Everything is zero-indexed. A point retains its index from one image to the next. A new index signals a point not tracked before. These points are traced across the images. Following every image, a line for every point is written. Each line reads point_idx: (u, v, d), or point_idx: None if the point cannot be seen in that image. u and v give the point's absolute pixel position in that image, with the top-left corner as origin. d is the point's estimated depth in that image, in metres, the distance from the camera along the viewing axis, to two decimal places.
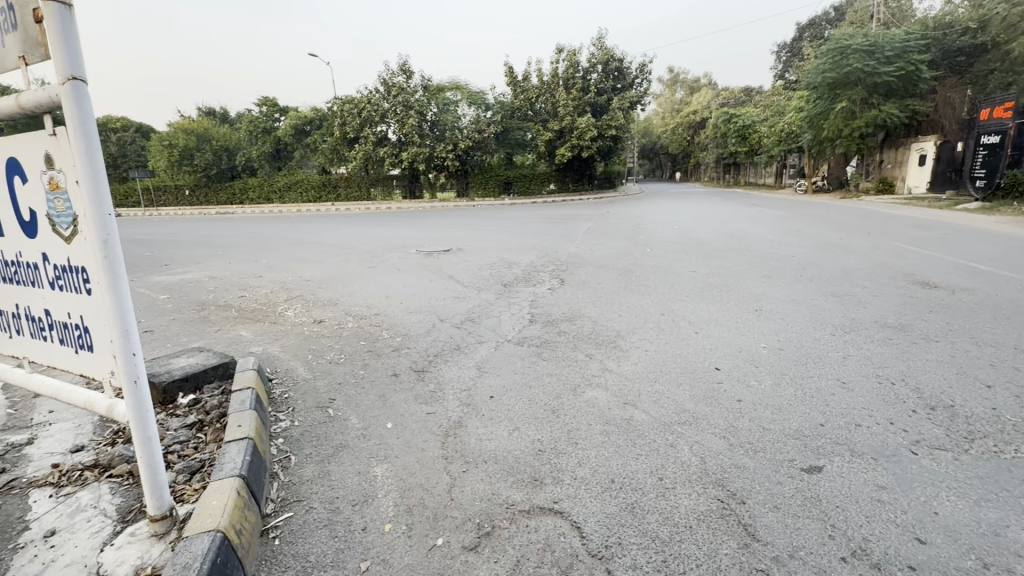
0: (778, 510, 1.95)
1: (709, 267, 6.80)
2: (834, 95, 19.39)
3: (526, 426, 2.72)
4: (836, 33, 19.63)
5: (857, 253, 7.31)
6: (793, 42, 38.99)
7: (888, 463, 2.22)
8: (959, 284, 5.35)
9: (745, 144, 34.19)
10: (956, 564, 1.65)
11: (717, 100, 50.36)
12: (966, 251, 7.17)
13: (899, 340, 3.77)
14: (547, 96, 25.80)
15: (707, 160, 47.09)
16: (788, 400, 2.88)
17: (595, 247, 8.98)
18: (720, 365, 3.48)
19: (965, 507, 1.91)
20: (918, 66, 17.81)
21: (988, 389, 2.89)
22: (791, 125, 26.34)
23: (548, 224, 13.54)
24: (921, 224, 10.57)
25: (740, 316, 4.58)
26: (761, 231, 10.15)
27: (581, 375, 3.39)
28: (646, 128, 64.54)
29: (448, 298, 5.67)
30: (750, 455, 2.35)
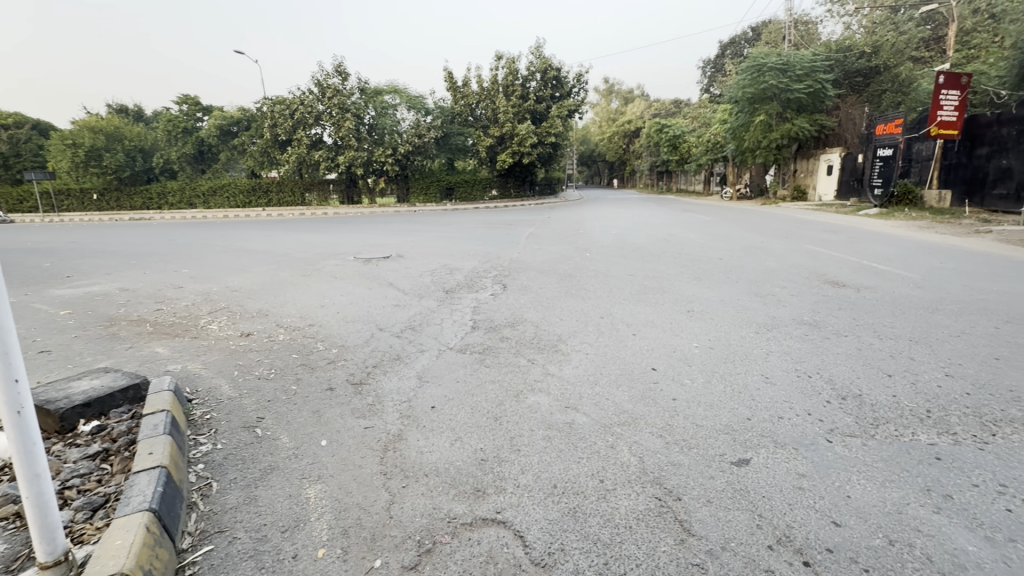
0: (711, 504, 2.04)
1: (645, 270, 7.07)
2: (753, 109, 20.88)
3: (469, 435, 2.68)
4: (753, 52, 21.19)
5: (776, 256, 7.89)
6: (716, 58, 41.57)
7: (807, 451, 2.38)
8: (863, 282, 5.89)
9: (675, 152, 36.04)
10: (868, 544, 1.78)
11: (650, 111, 52.74)
12: (868, 253, 7.93)
13: (814, 336, 4.07)
14: (487, 103, 25.99)
15: (642, 167, 49.12)
16: (718, 396, 3.03)
17: (536, 252, 9.09)
18: (656, 365, 3.60)
19: (874, 489, 2.07)
20: (823, 84, 19.58)
21: (890, 378, 3.18)
22: (717, 136, 28.12)
23: (490, 229, 13.57)
24: (830, 228, 11.57)
25: (674, 317, 4.79)
26: (692, 235, 10.70)
27: (523, 381, 3.38)
28: (584, 136, 66.42)
29: (388, 306, 5.51)
30: (684, 452, 2.43)
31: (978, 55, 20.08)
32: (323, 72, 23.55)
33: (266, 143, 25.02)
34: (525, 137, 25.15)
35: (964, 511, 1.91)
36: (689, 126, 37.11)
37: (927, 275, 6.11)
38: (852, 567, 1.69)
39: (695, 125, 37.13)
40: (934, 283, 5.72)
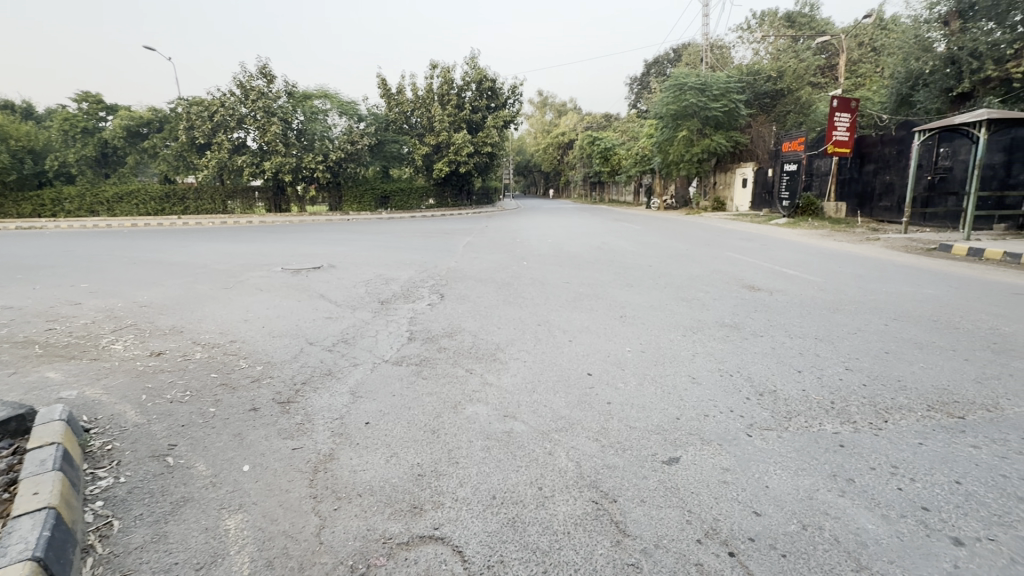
0: (645, 503, 2.10)
1: (579, 278, 7.26)
2: (676, 125, 22.23)
3: (405, 450, 2.60)
4: (676, 71, 22.61)
5: (699, 262, 8.39)
6: (643, 76, 43.83)
7: (729, 446, 2.53)
8: (775, 286, 6.41)
9: (607, 164, 37.52)
10: (783, 530, 1.91)
11: (582, 124, 54.56)
12: (779, 259, 8.64)
13: (734, 337, 4.35)
14: (422, 111, 25.78)
15: (577, 178, 50.66)
16: (650, 398, 3.15)
17: (474, 261, 9.08)
18: (591, 370, 3.69)
19: (788, 478, 2.24)
20: (737, 104, 21.24)
21: (800, 373, 3.47)
22: (644, 149, 29.60)
23: (427, 238, 13.39)
24: (746, 236, 12.50)
25: (608, 322, 4.95)
26: (624, 243, 11.16)
27: (461, 392, 3.34)
28: (520, 147, 67.51)
29: (318, 319, 5.26)
30: (619, 454, 2.50)
31: (864, 83, 22.62)
32: (245, 73, 22.29)
33: (181, 145, 23.27)
34: (461, 146, 25.19)
35: (864, 492, 2.11)
36: (618, 138, 38.79)
37: (828, 279, 6.75)
38: (771, 552, 1.80)
39: (625, 138, 38.83)
40: (835, 285, 6.33)
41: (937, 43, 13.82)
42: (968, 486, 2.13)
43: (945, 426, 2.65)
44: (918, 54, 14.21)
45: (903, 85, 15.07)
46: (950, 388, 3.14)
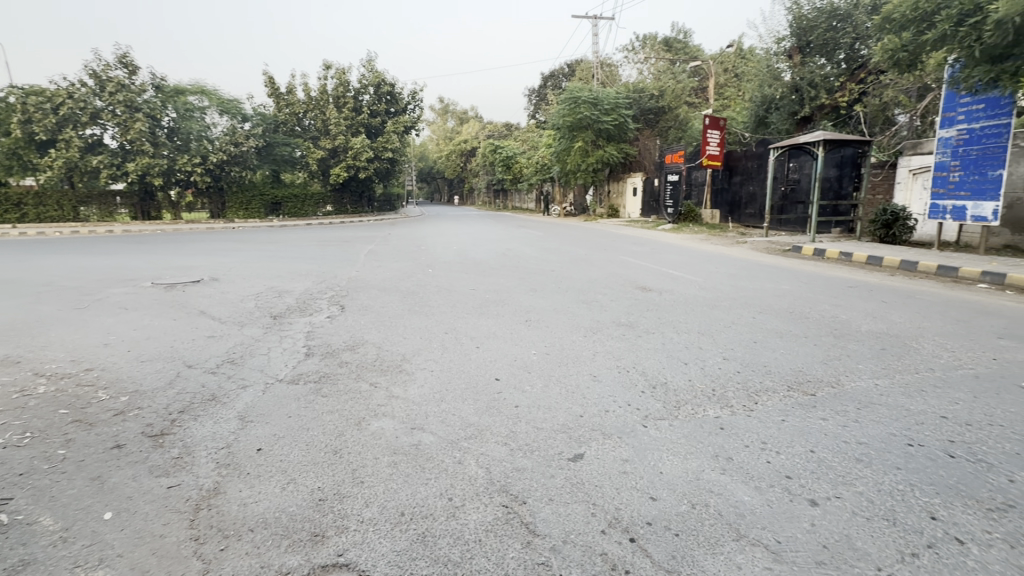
0: (552, 502, 2.16)
1: (485, 284, 7.33)
2: (572, 136, 23.42)
3: (303, 475, 2.42)
4: (570, 86, 23.87)
5: (598, 266, 8.87)
6: (540, 88, 45.52)
7: (628, 438, 2.70)
8: (663, 286, 6.99)
9: (509, 172, 38.42)
10: (676, 511, 2.07)
11: (484, 131, 55.35)
12: (666, 261, 9.44)
13: (630, 335, 4.66)
14: (316, 113, 24.52)
15: (480, 185, 51.26)
16: (555, 398, 3.26)
17: (376, 270, 8.76)
18: (499, 375, 3.74)
19: (678, 462, 2.44)
20: (625, 119, 22.92)
21: (686, 365, 3.81)
22: (543, 158, 30.79)
23: (324, 247, 12.66)
24: (638, 241, 13.50)
25: (513, 327, 5.05)
26: (528, 249, 11.49)
27: (365, 408, 3.18)
28: (423, 153, 66.70)
29: (198, 339, 4.72)
30: (527, 456, 2.55)
31: (729, 105, 25.62)
32: (100, 62, 19.47)
33: (14, 141, 19.64)
34: (359, 151, 24.34)
35: (740, 468, 2.36)
36: (519, 147, 39.97)
37: (707, 279, 7.52)
38: (665, 532, 1.95)
39: (525, 147, 40.06)
40: (713, 284, 7.04)
41: (783, 72, 15.90)
42: (820, 453, 2.48)
43: (800, 403, 3.07)
44: (770, 81, 16.16)
45: (759, 108, 17.06)
46: (804, 369, 3.65)
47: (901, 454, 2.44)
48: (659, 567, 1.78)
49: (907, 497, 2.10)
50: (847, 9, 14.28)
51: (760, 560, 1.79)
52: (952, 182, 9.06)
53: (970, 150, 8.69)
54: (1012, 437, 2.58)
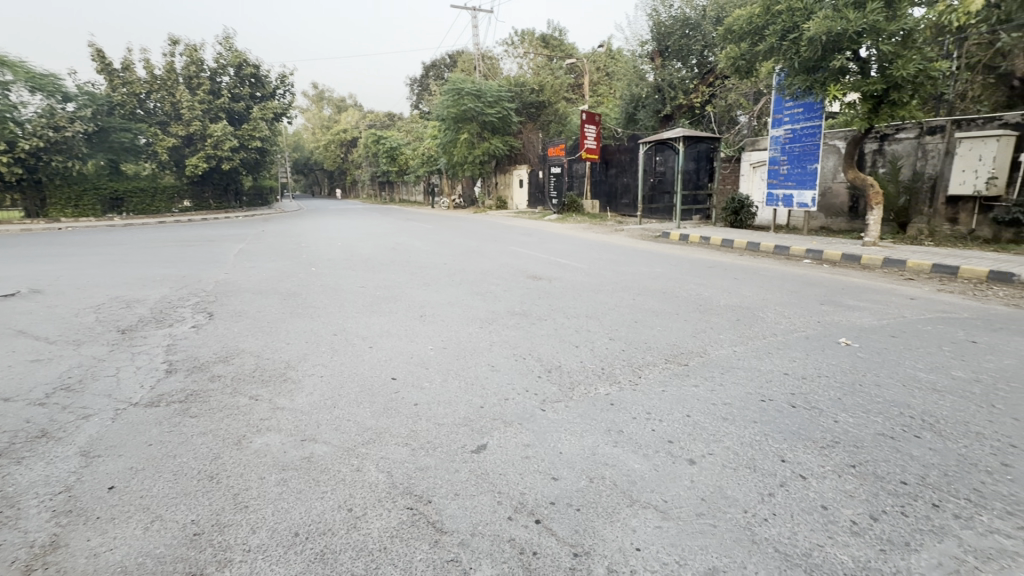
0: (458, 497, 2.15)
1: (376, 281, 7.02)
2: (458, 127, 23.37)
3: (171, 509, 2.12)
4: (452, 76, 23.69)
5: (489, 257, 8.96)
6: (421, 78, 44.48)
7: (528, 423, 2.77)
8: (552, 274, 7.28)
9: (394, 164, 37.16)
10: (576, 487, 2.17)
11: (365, 121, 52.74)
12: (554, 250, 9.85)
13: (524, 323, 4.78)
14: (163, 94, 21.41)
15: (363, 178, 48.98)
16: (455, 392, 3.24)
17: (249, 271, 7.94)
18: (395, 374, 3.60)
19: (575, 440, 2.57)
20: (508, 112, 23.39)
21: (578, 348, 4.01)
22: (429, 150, 30.26)
23: (184, 247, 11.16)
24: (527, 231, 13.87)
25: (407, 323, 4.91)
26: (418, 243, 11.25)
27: (245, 424, 2.87)
28: (297, 142, 61.79)
29: (18, 365, 3.88)
30: (430, 454, 2.50)
31: (602, 102, 27.39)
32: None
33: None
34: (220, 139, 21.75)
35: (630, 438, 2.55)
36: (403, 138, 38.79)
37: (591, 265, 7.99)
38: (568, 509, 2.03)
39: (409, 138, 39.02)
40: (597, 270, 7.51)
41: (647, 73, 17.35)
42: (694, 417, 2.76)
43: (675, 373, 3.40)
44: (636, 81, 17.58)
45: (628, 105, 18.47)
46: (678, 343, 4.05)
47: (756, 410, 2.82)
48: (565, 543, 1.85)
49: (762, 445, 2.45)
50: (696, 19, 15.97)
51: (651, 520, 1.95)
52: (781, 174, 10.65)
53: (794, 147, 10.27)
54: (835, 385, 3.12)
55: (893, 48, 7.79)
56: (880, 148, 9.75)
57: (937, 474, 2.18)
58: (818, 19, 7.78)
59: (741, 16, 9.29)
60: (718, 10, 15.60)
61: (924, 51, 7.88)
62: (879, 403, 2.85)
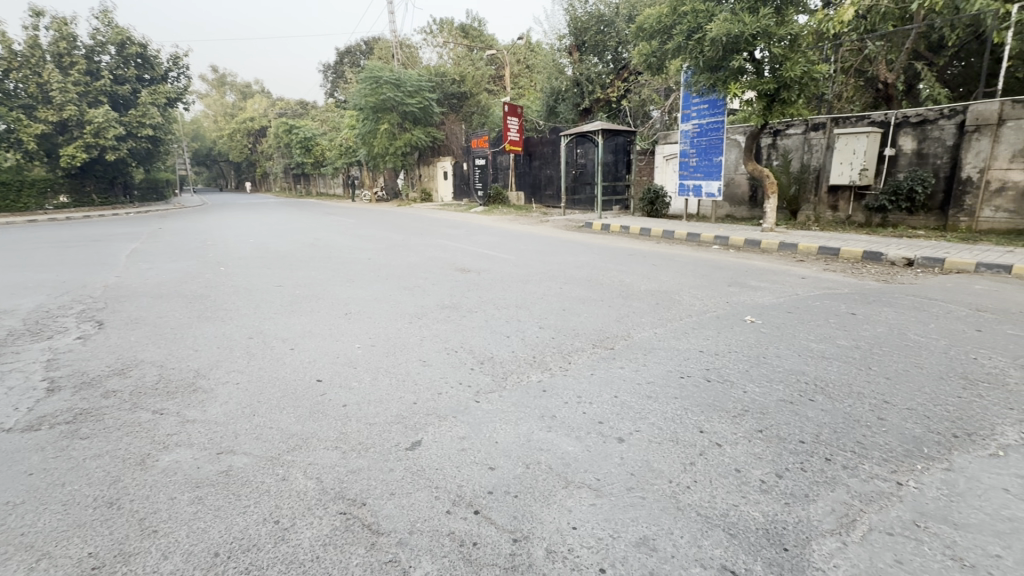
0: (394, 496, 2.09)
1: (294, 278, 6.62)
2: (377, 117, 22.60)
3: (61, 544, 1.87)
4: (369, 64, 22.81)
5: (415, 251, 8.76)
6: (336, 64, 42.34)
7: (462, 416, 2.76)
8: (480, 266, 7.27)
9: (309, 155, 35.15)
10: (514, 475, 2.20)
11: (274, 108, 49.33)
12: (481, 242, 9.82)
13: (454, 316, 4.74)
14: (27, 74, 18.60)
15: (274, 170, 45.86)
16: (385, 390, 3.15)
17: (145, 274, 7.16)
18: (321, 376, 3.43)
19: (510, 429, 2.59)
20: (430, 102, 22.94)
21: (509, 338, 4.05)
22: (347, 140, 28.94)
23: (63, 249, 9.82)
24: (453, 224, 13.70)
25: (331, 322, 4.69)
26: (339, 238, 10.76)
27: (149, 442, 2.60)
28: (196, 131, 56.55)
29: None
30: (362, 455, 2.42)
31: (523, 94, 27.67)
32: None
33: None
34: (103, 126, 19.31)
35: (562, 422, 2.63)
36: (318, 128, 36.76)
37: (519, 256, 8.07)
38: (505, 497, 2.06)
39: (325, 128, 37.06)
40: (524, 261, 7.60)
41: (566, 67, 17.75)
42: (621, 397, 2.90)
43: (603, 357, 3.55)
44: (555, 74, 17.95)
45: (549, 98, 18.80)
46: (604, 328, 4.21)
47: (676, 386, 3.01)
48: (504, 531, 1.87)
49: (683, 419, 2.62)
50: (610, 16, 16.52)
51: (586, 499, 2.02)
52: (691, 166, 11.38)
53: (701, 141, 11.01)
54: (744, 359, 3.41)
55: (782, 51, 8.54)
56: (774, 142, 10.74)
57: (828, 431, 2.46)
58: (719, 21, 8.37)
59: (651, 15, 9.75)
60: (629, 8, 16.29)
61: (807, 55, 8.72)
62: (780, 372, 3.16)
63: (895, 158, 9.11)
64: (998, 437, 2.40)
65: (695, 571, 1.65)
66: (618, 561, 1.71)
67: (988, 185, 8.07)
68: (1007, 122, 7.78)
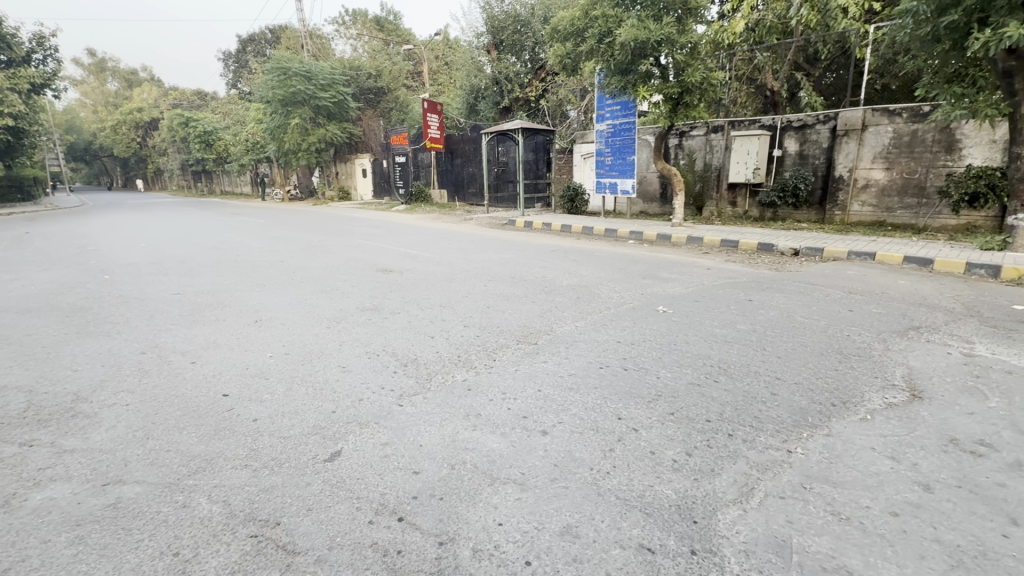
0: (311, 511, 1.99)
1: (195, 286, 6.06)
2: (287, 111, 21.27)
3: None
4: (276, 54, 21.37)
5: (333, 252, 8.36)
6: (237, 52, 39.19)
7: (386, 422, 2.68)
8: (403, 266, 7.09)
9: (210, 150, 32.30)
10: (439, 477, 2.17)
11: (167, 98, 44.73)
12: (403, 241, 9.59)
13: (376, 319, 4.59)
14: None
15: (169, 167, 41.59)
16: (302, 401, 2.97)
17: (8, 285, 6.19)
18: (228, 390, 3.16)
19: (435, 430, 2.56)
20: (344, 96, 21.98)
21: (433, 338, 3.99)
22: (254, 135, 26.96)
23: None
24: (373, 223, 13.24)
25: (239, 331, 4.35)
26: (248, 240, 10.01)
27: (14, 480, 2.26)
28: (69, 122, 49.78)
29: None
30: (275, 472, 2.27)
31: (443, 91, 27.34)
32: None
33: None
34: None
35: (487, 420, 2.64)
36: (220, 121, 33.88)
37: (442, 254, 7.97)
38: (430, 501, 2.02)
39: (228, 121, 34.25)
40: (448, 260, 7.53)
41: (485, 65, 17.79)
42: (544, 391, 2.96)
43: (527, 353, 3.59)
44: (474, 72, 17.94)
45: (469, 95, 18.75)
46: (527, 324, 4.28)
47: (596, 376, 3.13)
48: (429, 535, 1.84)
49: (603, 408, 2.73)
50: (526, 17, 16.74)
51: (511, 494, 2.04)
52: (607, 165, 11.88)
53: (615, 140, 11.53)
54: (658, 347, 3.61)
55: (684, 58, 9.16)
56: (680, 143, 11.49)
57: (729, 409, 2.68)
58: (627, 27, 8.82)
59: (565, 17, 10.04)
60: (544, 10, 16.65)
61: (706, 62, 9.42)
62: (689, 358, 3.39)
63: (782, 158, 10.11)
64: (867, 403, 2.75)
65: (615, 552, 1.73)
66: (543, 551, 1.74)
67: (856, 183, 9.21)
68: (869, 128, 8.92)
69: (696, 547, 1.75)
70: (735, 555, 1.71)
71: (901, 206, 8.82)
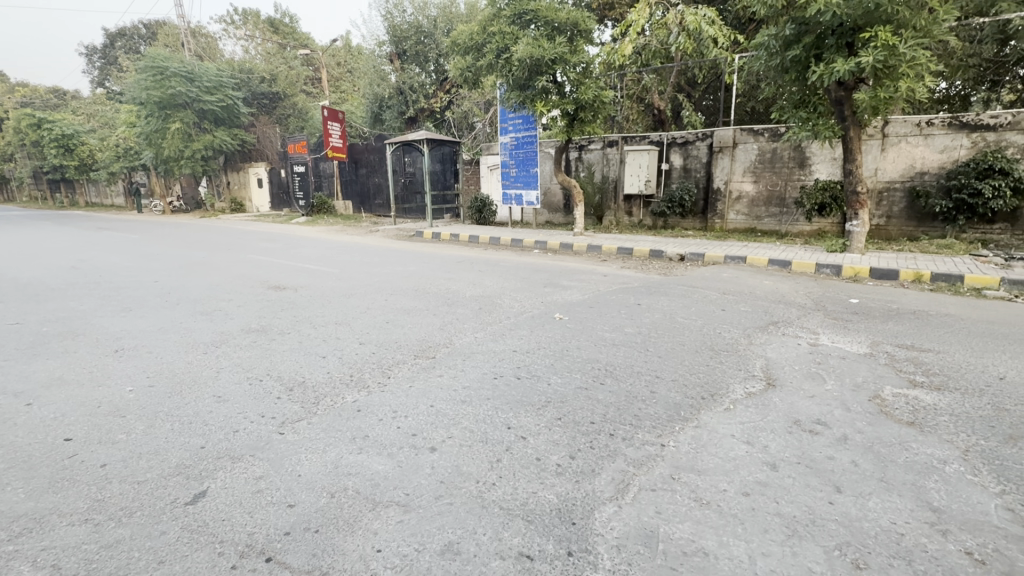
0: (163, 563, 1.78)
1: (40, 313, 5.23)
2: (166, 115, 19.25)
3: None
4: (150, 51, 19.32)
5: (218, 269, 7.67)
6: (104, 47, 34.92)
7: (262, 453, 2.48)
8: (298, 282, 6.68)
9: (70, 157, 28.24)
10: (317, 508, 2.05)
11: (13, 96, 38.52)
12: (300, 256, 9.04)
13: (261, 340, 4.27)
14: None
15: (18, 175, 35.72)
16: (164, 438, 2.66)
17: None
18: (71, 434, 2.74)
19: (316, 458, 2.42)
20: (234, 101, 20.38)
21: (324, 358, 3.79)
22: (127, 140, 24.07)
23: None
24: (270, 237, 12.33)
25: (95, 363, 3.82)
26: (114, 258, 8.86)
27: None
28: None
29: None
30: (124, 523, 2.01)
31: (346, 99, 26.34)
32: None
33: None
34: None
35: (374, 442, 2.54)
36: (83, 124, 29.82)
37: (343, 269, 7.62)
38: (305, 534, 1.90)
39: (93, 124, 30.23)
40: (348, 274, 7.21)
41: (388, 74, 17.47)
42: (437, 406, 2.93)
43: (423, 368, 3.53)
44: (378, 80, 17.53)
45: (372, 104, 18.25)
46: (426, 338, 4.22)
47: (489, 387, 3.15)
48: (299, 573, 1.72)
49: (494, 419, 2.75)
50: (429, 28, 16.71)
51: (393, 517, 1.98)
52: (512, 176, 12.15)
53: (518, 153, 11.84)
54: (552, 354, 3.73)
55: (577, 76, 9.69)
56: (580, 156, 12.07)
57: (612, 410, 2.83)
58: (523, 45, 9.15)
59: (464, 31, 10.18)
60: (447, 23, 16.74)
61: (598, 81, 10.00)
62: (579, 362, 3.54)
63: (669, 172, 10.99)
64: (730, 395, 3.05)
65: (495, 564, 1.74)
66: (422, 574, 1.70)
67: (731, 194, 10.27)
68: (739, 145, 10.00)
69: (572, 548, 1.81)
70: (607, 551, 1.80)
71: (767, 215, 9.96)
